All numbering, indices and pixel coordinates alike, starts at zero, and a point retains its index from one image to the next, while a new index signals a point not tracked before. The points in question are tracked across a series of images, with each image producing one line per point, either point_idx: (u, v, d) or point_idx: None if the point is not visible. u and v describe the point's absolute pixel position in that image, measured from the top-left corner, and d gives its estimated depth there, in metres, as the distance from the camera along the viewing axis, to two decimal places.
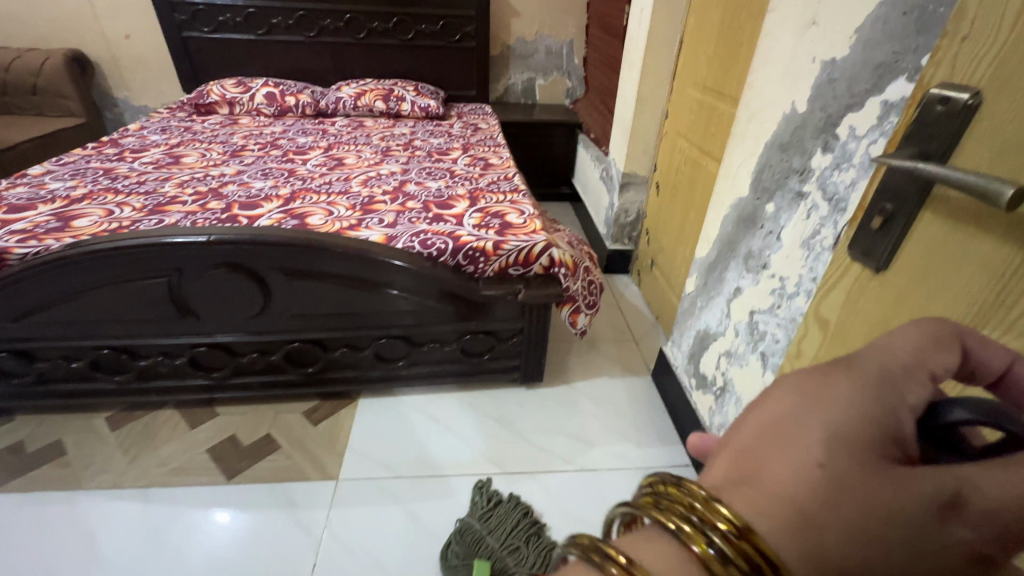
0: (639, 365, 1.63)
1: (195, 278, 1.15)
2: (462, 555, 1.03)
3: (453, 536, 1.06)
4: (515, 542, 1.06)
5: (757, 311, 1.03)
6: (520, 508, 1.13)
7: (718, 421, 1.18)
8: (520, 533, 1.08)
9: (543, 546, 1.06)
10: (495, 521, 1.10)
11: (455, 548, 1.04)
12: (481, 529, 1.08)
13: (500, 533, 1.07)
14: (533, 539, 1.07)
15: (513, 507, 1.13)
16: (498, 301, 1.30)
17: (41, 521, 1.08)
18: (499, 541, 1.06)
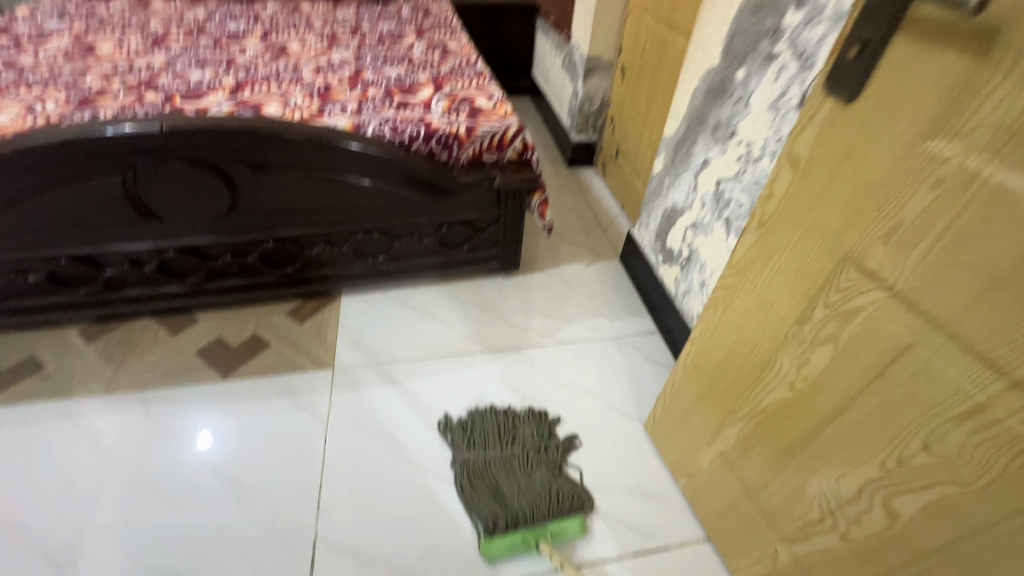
0: (607, 251, 1.72)
1: (152, 176, 1.08)
2: (476, 486, 1.05)
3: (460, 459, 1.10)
4: (510, 433, 1.15)
5: (723, 180, 1.09)
6: (492, 412, 1.19)
7: (683, 289, 1.29)
8: (509, 432, 1.15)
9: (528, 417, 1.19)
10: (478, 438, 1.13)
11: (464, 489, 1.05)
12: (477, 453, 1.11)
13: (493, 443, 1.13)
14: (517, 421, 1.18)
15: (484, 416, 1.18)
16: (474, 189, 1.31)
17: (37, 432, 1.09)
18: (497, 449, 1.12)
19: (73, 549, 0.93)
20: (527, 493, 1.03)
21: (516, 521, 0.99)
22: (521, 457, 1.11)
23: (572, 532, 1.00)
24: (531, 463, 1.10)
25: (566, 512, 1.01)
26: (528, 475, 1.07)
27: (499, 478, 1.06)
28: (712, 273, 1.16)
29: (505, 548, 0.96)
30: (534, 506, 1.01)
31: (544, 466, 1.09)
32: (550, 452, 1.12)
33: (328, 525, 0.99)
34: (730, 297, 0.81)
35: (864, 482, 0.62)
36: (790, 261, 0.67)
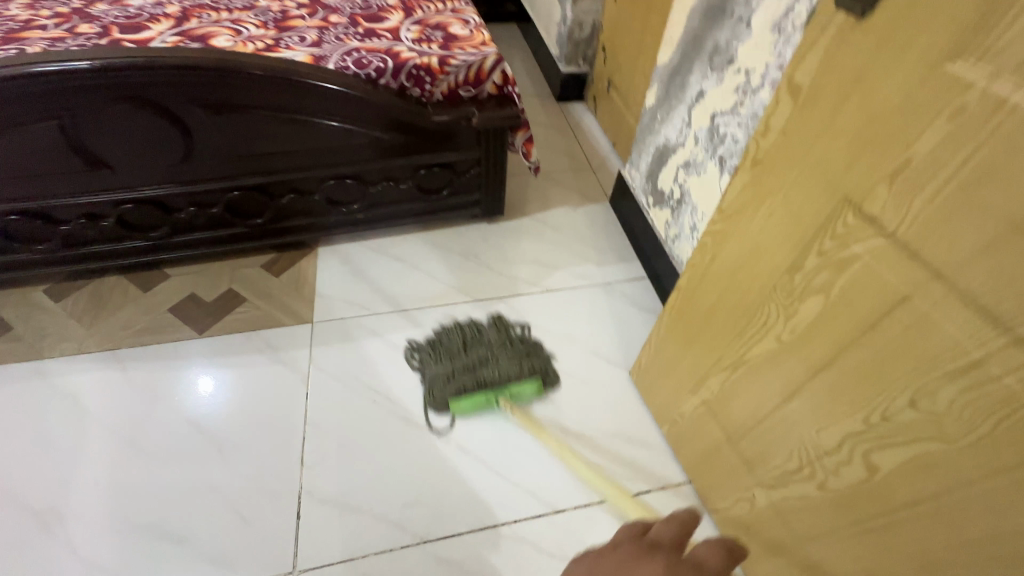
0: (597, 193, 1.64)
1: (93, 120, 0.98)
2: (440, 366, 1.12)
3: (428, 358, 1.15)
4: (476, 333, 1.19)
5: (719, 113, 1.00)
6: (455, 324, 1.21)
7: (673, 233, 1.23)
8: (475, 335, 1.19)
9: (493, 319, 1.24)
10: (445, 340, 1.18)
11: (429, 372, 1.12)
12: (444, 352, 1.15)
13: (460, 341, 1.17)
14: (484, 323, 1.22)
15: (451, 324, 1.22)
16: (451, 129, 1.21)
17: (12, 393, 1.07)
18: (460, 341, 1.17)
19: (59, 506, 0.94)
20: (489, 364, 1.12)
21: (480, 385, 1.08)
22: (483, 340, 1.18)
23: (530, 394, 1.10)
24: (498, 351, 1.15)
25: (526, 377, 1.11)
26: (491, 352, 1.15)
27: (466, 364, 1.12)
28: (703, 217, 1.09)
29: (471, 407, 1.06)
30: (497, 374, 1.10)
31: (510, 353, 1.16)
32: (515, 344, 1.18)
33: (311, 477, 1.00)
34: (720, 244, 0.76)
35: (846, 435, 0.61)
36: (784, 205, 0.62)
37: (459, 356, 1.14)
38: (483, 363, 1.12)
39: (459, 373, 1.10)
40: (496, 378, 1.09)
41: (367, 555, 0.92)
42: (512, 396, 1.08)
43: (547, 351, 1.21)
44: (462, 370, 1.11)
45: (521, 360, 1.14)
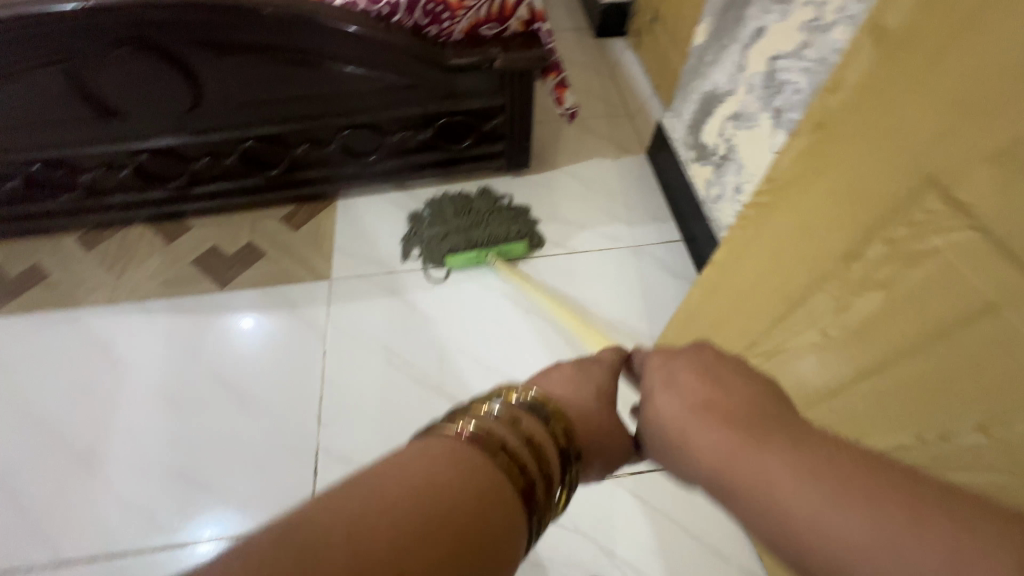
0: (633, 144, 1.50)
1: (96, 66, 0.93)
2: (434, 228, 1.23)
3: (423, 224, 1.25)
4: (466, 202, 1.27)
5: (780, 56, 0.86)
6: (447, 194, 1.29)
7: (714, 194, 1.11)
8: (465, 204, 1.27)
9: (481, 191, 1.30)
10: (439, 208, 1.27)
11: (426, 236, 1.23)
12: (438, 218, 1.25)
13: (453, 209, 1.26)
14: (475, 194, 1.29)
15: (443, 195, 1.29)
16: (472, 72, 1.10)
17: (51, 338, 1.12)
18: (451, 207, 1.26)
19: (97, 449, 0.99)
20: (481, 227, 1.23)
21: (472, 244, 1.21)
22: (473, 205, 1.26)
23: (517, 253, 1.24)
24: (488, 218, 1.25)
25: (514, 239, 1.23)
26: (481, 216, 1.25)
27: (460, 229, 1.22)
28: (750, 177, 0.97)
29: (464, 262, 1.20)
30: (489, 235, 1.22)
31: (499, 218, 1.26)
32: (503, 211, 1.28)
33: (328, 433, 1.02)
34: (765, 219, 0.66)
35: (892, 446, 0.54)
36: (848, 179, 0.52)
37: (452, 220, 1.24)
38: (475, 226, 1.23)
39: (454, 235, 1.22)
40: (487, 238, 1.21)
41: None
42: (502, 253, 1.22)
43: (531, 215, 1.32)
44: (457, 232, 1.22)
45: (509, 221, 1.26)
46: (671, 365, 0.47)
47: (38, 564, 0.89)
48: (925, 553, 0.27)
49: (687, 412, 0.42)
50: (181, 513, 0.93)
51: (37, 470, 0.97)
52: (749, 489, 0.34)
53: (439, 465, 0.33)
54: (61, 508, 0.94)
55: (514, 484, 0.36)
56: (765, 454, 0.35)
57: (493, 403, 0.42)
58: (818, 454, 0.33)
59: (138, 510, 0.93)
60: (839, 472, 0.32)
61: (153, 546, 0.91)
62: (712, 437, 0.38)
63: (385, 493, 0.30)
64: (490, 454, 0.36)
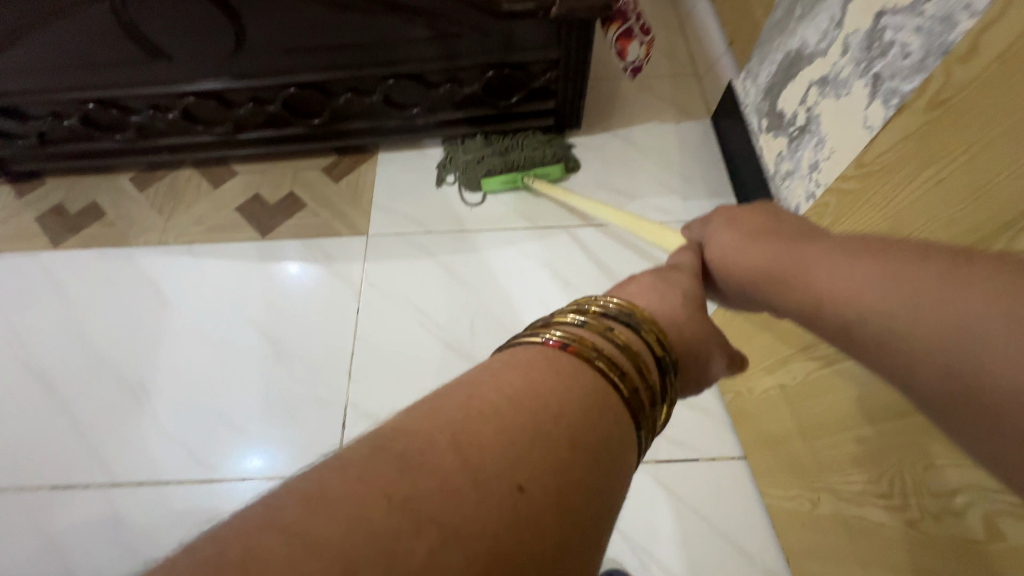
0: (697, 108, 1.37)
1: (142, 3, 0.91)
2: (470, 148, 1.23)
3: (459, 143, 1.26)
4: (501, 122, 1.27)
5: (888, 10, 0.73)
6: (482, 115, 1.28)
7: (785, 170, 1.00)
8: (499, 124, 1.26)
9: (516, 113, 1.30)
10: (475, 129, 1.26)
11: (462, 162, 1.22)
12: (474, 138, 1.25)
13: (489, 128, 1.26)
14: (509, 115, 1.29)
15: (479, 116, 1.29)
16: (526, 20, 1.01)
17: (109, 274, 1.17)
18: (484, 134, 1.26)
19: (146, 384, 1.05)
20: (517, 148, 1.22)
21: (509, 166, 1.21)
22: (506, 130, 1.25)
23: (553, 177, 1.24)
24: (524, 138, 1.24)
25: (550, 161, 1.23)
26: (516, 138, 1.24)
27: (496, 149, 1.22)
28: (830, 154, 0.86)
29: (500, 183, 1.21)
30: (526, 158, 1.21)
31: (536, 137, 1.25)
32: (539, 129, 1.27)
33: (358, 391, 1.03)
34: (849, 210, 0.57)
35: (968, 485, 0.47)
36: (965, 174, 0.43)
37: (487, 145, 1.23)
38: (512, 148, 1.22)
39: (490, 158, 1.21)
40: (524, 160, 1.21)
41: None
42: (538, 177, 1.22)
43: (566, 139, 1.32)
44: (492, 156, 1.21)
45: (544, 143, 1.24)
46: (733, 212, 0.56)
47: (95, 484, 0.97)
48: (922, 284, 0.34)
49: (744, 239, 0.52)
50: (220, 451, 0.99)
51: (94, 398, 1.04)
52: (793, 277, 0.44)
53: (536, 374, 0.34)
54: (116, 433, 1.01)
55: (616, 391, 0.35)
56: (809, 252, 0.44)
57: (575, 312, 0.41)
58: (885, 247, 0.39)
59: (181, 445, 0.99)
60: (874, 252, 0.39)
61: (194, 479, 0.96)
62: (765, 252, 0.48)
63: (484, 400, 0.31)
64: (585, 361, 0.36)
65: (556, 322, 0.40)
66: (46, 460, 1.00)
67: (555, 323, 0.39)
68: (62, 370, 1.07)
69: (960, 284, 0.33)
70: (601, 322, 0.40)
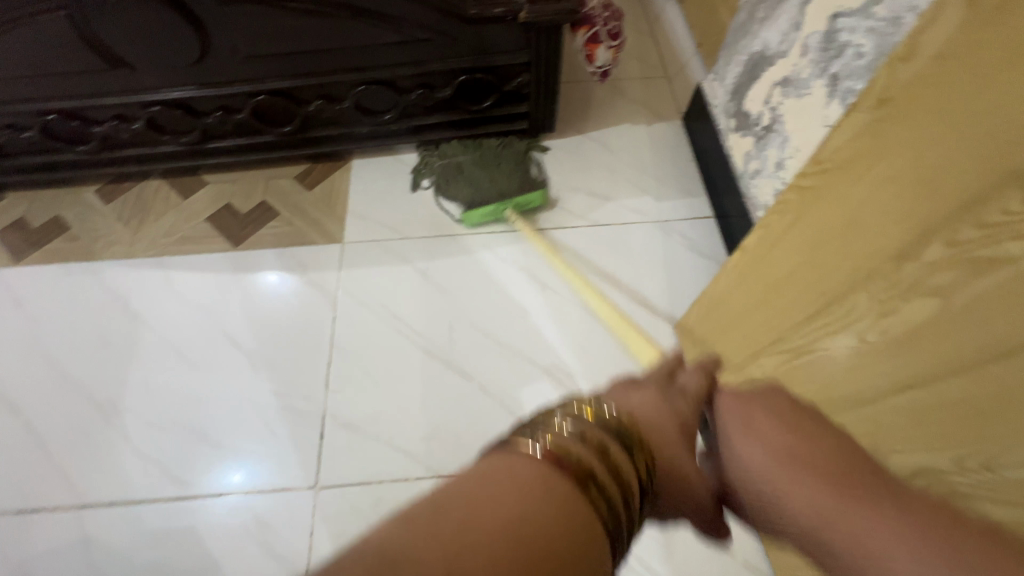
0: (668, 109, 1.39)
1: (100, 11, 0.89)
2: (444, 167, 1.18)
3: (433, 164, 1.21)
4: (476, 142, 1.21)
5: (843, 13, 0.75)
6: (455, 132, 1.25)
7: (753, 168, 1.02)
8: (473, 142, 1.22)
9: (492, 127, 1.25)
10: (448, 149, 1.21)
11: (437, 166, 1.19)
12: (449, 159, 1.19)
13: (464, 149, 1.20)
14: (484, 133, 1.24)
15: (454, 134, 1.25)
16: (495, 26, 1.02)
17: (74, 289, 1.14)
18: (461, 141, 1.22)
19: (115, 400, 1.02)
20: (495, 172, 1.15)
21: (490, 198, 1.14)
22: (484, 141, 1.21)
23: (535, 203, 1.17)
24: (501, 158, 1.18)
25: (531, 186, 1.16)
26: (495, 154, 1.18)
27: (473, 175, 1.15)
28: (794, 153, 0.88)
29: (482, 217, 1.15)
30: (505, 183, 1.14)
31: (513, 158, 1.18)
32: (515, 146, 1.21)
33: (336, 400, 1.02)
34: (808, 206, 0.59)
35: (923, 467, 0.49)
36: (909, 168, 0.44)
37: (464, 151, 1.19)
38: (490, 165, 1.16)
39: (466, 169, 1.16)
40: (504, 187, 1.14)
41: (384, 478, 0.96)
42: (520, 206, 1.16)
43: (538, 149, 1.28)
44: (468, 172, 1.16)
45: (525, 168, 1.17)
46: (749, 400, 0.54)
47: (63, 506, 0.94)
48: None
49: (750, 436, 0.49)
50: (195, 466, 0.96)
51: (61, 418, 1.01)
52: (795, 508, 0.42)
53: (530, 494, 0.29)
54: (85, 454, 0.98)
55: (603, 530, 0.31)
56: (804, 483, 0.43)
57: (573, 417, 0.36)
58: (917, 529, 0.36)
59: (153, 462, 0.97)
60: (910, 535, 0.36)
61: (168, 497, 0.94)
62: (772, 463, 0.45)
63: (473, 517, 0.27)
64: (579, 485, 0.31)
65: (545, 426, 0.34)
66: (9, 484, 0.96)
67: (543, 427, 0.34)
68: (26, 391, 1.04)
69: (975, 568, 0.33)
70: (595, 433, 0.36)
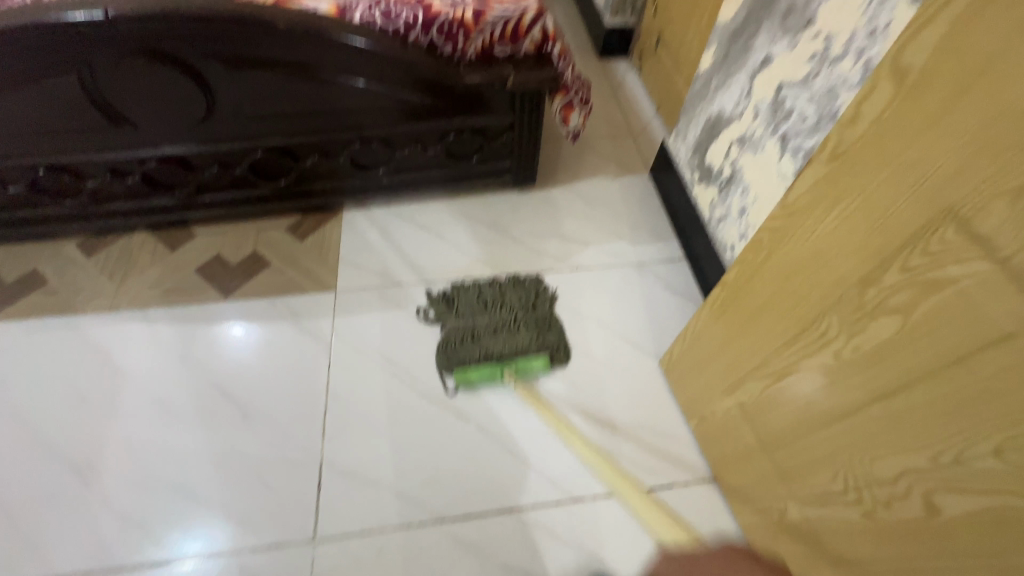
0: (636, 163, 1.52)
1: (110, 74, 0.93)
2: (459, 326, 1.14)
3: (448, 318, 1.16)
4: (496, 300, 1.19)
5: (786, 84, 0.89)
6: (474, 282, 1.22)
7: (718, 215, 1.14)
8: (495, 297, 1.20)
9: (511, 284, 1.22)
10: (466, 300, 1.19)
11: (451, 326, 1.15)
12: (464, 319, 1.16)
13: (481, 310, 1.18)
14: (505, 291, 1.21)
15: (474, 286, 1.21)
16: (484, 91, 1.12)
17: (49, 346, 1.09)
18: (481, 300, 1.19)
19: (94, 460, 0.97)
20: (502, 339, 1.12)
21: (488, 357, 1.09)
22: (505, 303, 1.18)
23: (536, 369, 1.09)
24: (516, 324, 1.15)
25: (536, 354, 1.11)
26: (512, 319, 1.16)
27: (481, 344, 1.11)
28: (755, 200, 1.00)
29: (478, 379, 1.07)
30: (504, 347, 1.11)
31: (528, 327, 1.15)
32: (536, 310, 1.19)
33: (333, 449, 1.00)
34: (778, 244, 0.68)
35: (906, 468, 0.55)
36: (862, 208, 0.54)
37: (480, 314, 1.16)
38: (504, 330, 1.14)
39: (477, 331, 1.13)
40: (505, 350, 1.10)
41: (383, 528, 0.94)
42: (519, 368, 1.08)
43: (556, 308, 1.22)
44: (475, 337, 1.13)
45: (534, 335, 1.14)
46: None
47: None
48: None
49: None
50: (181, 527, 0.91)
51: (31, 484, 0.94)
52: None
53: None
54: (58, 520, 0.91)
55: None
56: None
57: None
58: None
59: (136, 525, 0.91)
60: None
61: (151, 562, 0.88)
62: None
63: None
64: None
65: None
66: None
67: None
68: None
69: None
70: None
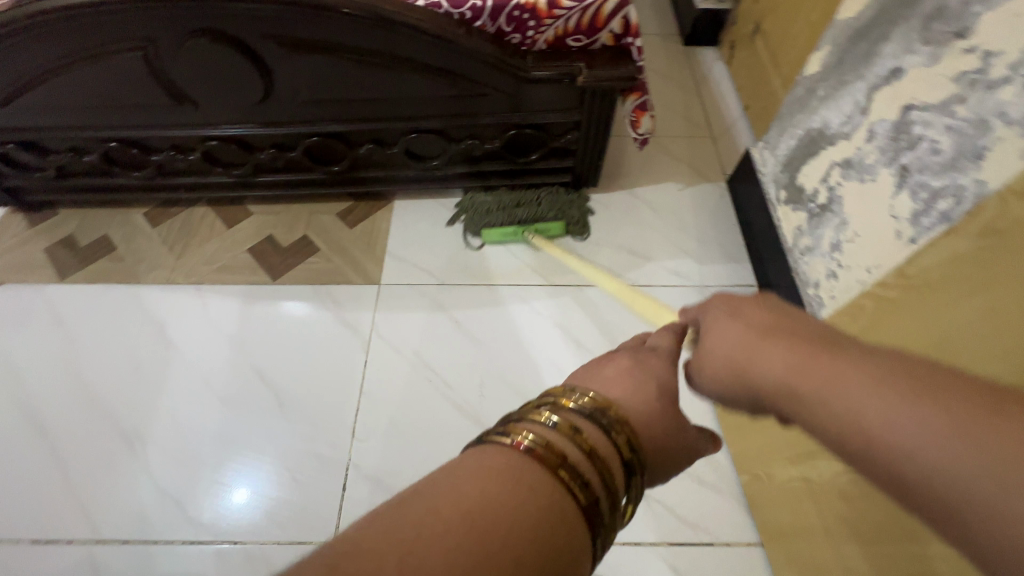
0: (712, 170, 1.37)
1: (173, 52, 0.92)
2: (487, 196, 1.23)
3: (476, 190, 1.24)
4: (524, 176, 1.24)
5: (917, 105, 0.74)
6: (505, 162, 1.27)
7: (803, 245, 0.99)
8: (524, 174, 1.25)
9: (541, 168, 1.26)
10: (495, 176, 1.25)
11: (480, 197, 1.23)
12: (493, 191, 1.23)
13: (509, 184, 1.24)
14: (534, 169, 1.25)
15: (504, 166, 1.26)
16: (551, 85, 1.02)
17: (113, 310, 1.15)
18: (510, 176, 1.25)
19: (142, 429, 1.02)
20: (526, 207, 1.21)
21: (512, 221, 1.20)
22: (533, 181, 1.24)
23: (554, 233, 1.22)
24: (541, 198, 1.22)
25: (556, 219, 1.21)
26: (537, 195, 1.23)
27: (506, 211, 1.20)
28: (854, 237, 0.85)
29: (501, 236, 1.21)
30: (527, 213, 1.20)
31: (552, 202, 1.22)
32: (563, 191, 1.25)
33: (361, 448, 0.99)
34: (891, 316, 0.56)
35: None
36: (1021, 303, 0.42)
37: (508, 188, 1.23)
38: (529, 202, 1.22)
39: (504, 201, 1.22)
40: (529, 216, 1.20)
41: None
42: (540, 231, 1.21)
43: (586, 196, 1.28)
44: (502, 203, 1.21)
45: (555, 204, 1.22)
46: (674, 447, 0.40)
47: (78, 539, 0.92)
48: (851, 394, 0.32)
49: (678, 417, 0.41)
50: (213, 505, 0.94)
51: (86, 445, 1.00)
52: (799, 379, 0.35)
53: (512, 477, 0.30)
54: (106, 482, 0.97)
55: (572, 504, 0.31)
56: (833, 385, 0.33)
57: (555, 411, 0.37)
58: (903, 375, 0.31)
59: (173, 498, 0.95)
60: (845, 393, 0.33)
61: (183, 538, 0.92)
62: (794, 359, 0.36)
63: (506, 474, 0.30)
64: (549, 471, 0.31)
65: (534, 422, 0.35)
66: (29, 507, 0.95)
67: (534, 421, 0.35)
68: (57, 410, 1.04)
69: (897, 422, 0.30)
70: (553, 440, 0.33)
